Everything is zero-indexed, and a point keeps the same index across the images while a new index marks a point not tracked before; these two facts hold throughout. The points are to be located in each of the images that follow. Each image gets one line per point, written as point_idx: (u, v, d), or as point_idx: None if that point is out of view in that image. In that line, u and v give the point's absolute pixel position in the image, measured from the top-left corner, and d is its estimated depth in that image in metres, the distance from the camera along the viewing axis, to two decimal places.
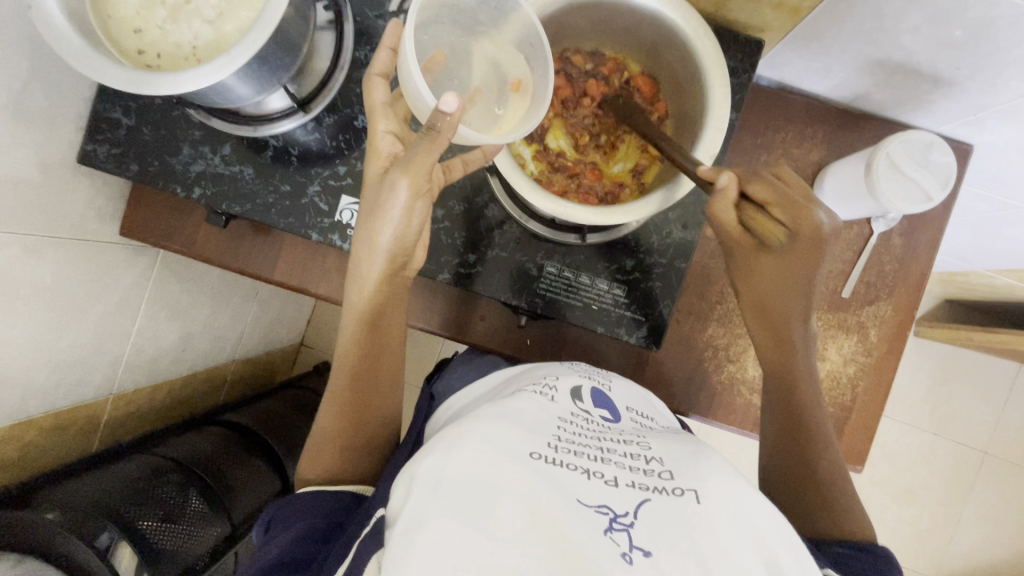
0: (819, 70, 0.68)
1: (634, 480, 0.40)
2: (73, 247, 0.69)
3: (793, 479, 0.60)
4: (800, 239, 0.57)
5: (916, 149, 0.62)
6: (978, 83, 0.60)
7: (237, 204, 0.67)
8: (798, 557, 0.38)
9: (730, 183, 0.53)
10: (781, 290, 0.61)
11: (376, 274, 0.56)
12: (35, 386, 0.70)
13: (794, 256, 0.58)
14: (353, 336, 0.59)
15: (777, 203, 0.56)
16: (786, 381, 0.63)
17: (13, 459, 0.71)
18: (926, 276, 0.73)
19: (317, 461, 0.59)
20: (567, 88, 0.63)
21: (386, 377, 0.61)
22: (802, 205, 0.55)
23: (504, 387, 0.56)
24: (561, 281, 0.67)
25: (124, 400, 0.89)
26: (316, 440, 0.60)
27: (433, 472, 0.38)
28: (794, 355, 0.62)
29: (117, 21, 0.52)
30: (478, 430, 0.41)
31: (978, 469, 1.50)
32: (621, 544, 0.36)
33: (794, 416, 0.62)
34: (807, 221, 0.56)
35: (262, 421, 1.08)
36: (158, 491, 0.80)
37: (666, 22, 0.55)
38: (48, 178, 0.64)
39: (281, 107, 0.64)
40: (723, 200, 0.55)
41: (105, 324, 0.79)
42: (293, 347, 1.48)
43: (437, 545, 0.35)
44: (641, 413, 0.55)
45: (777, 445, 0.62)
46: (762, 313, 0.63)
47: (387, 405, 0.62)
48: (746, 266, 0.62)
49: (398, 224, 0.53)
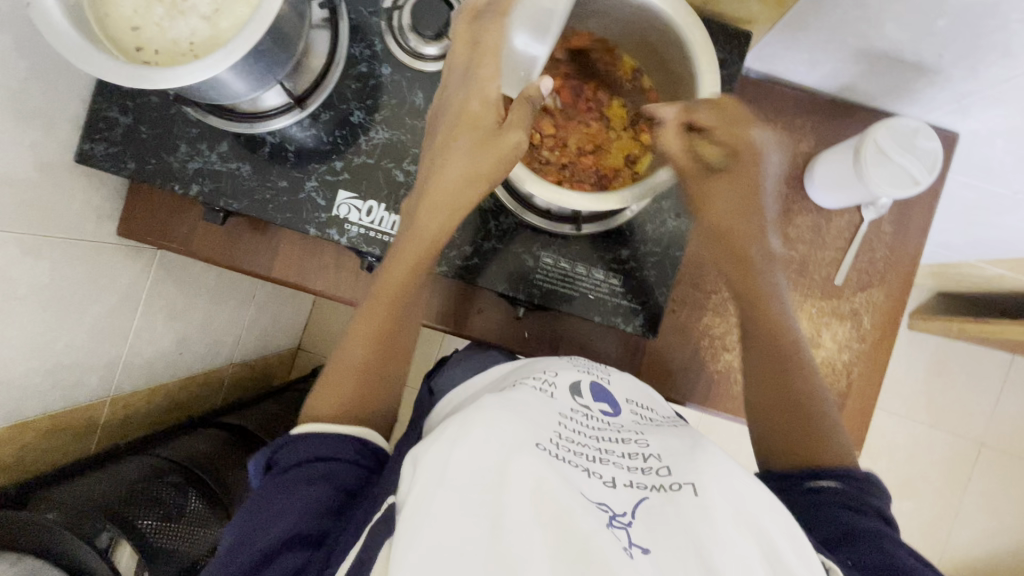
0: (806, 61, 0.69)
1: (632, 480, 0.41)
2: (70, 247, 0.69)
3: (787, 424, 0.58)
4: (741, 158, 0.60)
5: (902, 135, 0.63)
6: (960, 70, 0.61)
7: (235, 201, 0.67)
8: (800, 550, 0.38)
9: (670, 111, 0.57)
10: (737, 210, 0.61)
11: (445, 204, 0.58)
12: (33, 387, 0.70)
13: (739, 173, 0.61)
14: (401, 267, 0.59)
15: (721, 126, 0.58)
16: (756, 307, 0.61)
17: (10, 461, 0.71)
18: (916, 262, 0.73)
19: (338, 391, 0.56)
20: (562, 87, 0.64)
21: (416, 317, 0.62)
22: (738, 124, 0.59)
23: (505, 380, 0.57)
24: (558, 272, 0.67)
25: (121, 403, 0.89)
26: (338, 373, 0.57)
27: (437, 461, 0.39)
28: (762, 275, 0.61)
29: (115, 19, 0.53)
30: (481, 420, 0.41)
31: (975, 461, 1.51)
32: (621, 539, 0.36)
33: (778, 341, 0.60)
34: (747, 143, 0.60)
35: (261, 424, 1.08)
36: (158, 492, 0.80)
37: (659, 14, 0.55)
38: (45, 178, 0.64)
39: (277, 104, 0.65)
40: (669, 132, 0.57)
41: (103, 325, 0.79)
42: (290, 351, 1.48)
43: (442, 531, 0.36)
44: (642, 406, 0.56)
45: (768, 380, 0.60)
46: (722, 237, 0.62)
47: (410, 346, 0.63)
48: (700, 193, 0.61)
49: (470, 164, 0.57)
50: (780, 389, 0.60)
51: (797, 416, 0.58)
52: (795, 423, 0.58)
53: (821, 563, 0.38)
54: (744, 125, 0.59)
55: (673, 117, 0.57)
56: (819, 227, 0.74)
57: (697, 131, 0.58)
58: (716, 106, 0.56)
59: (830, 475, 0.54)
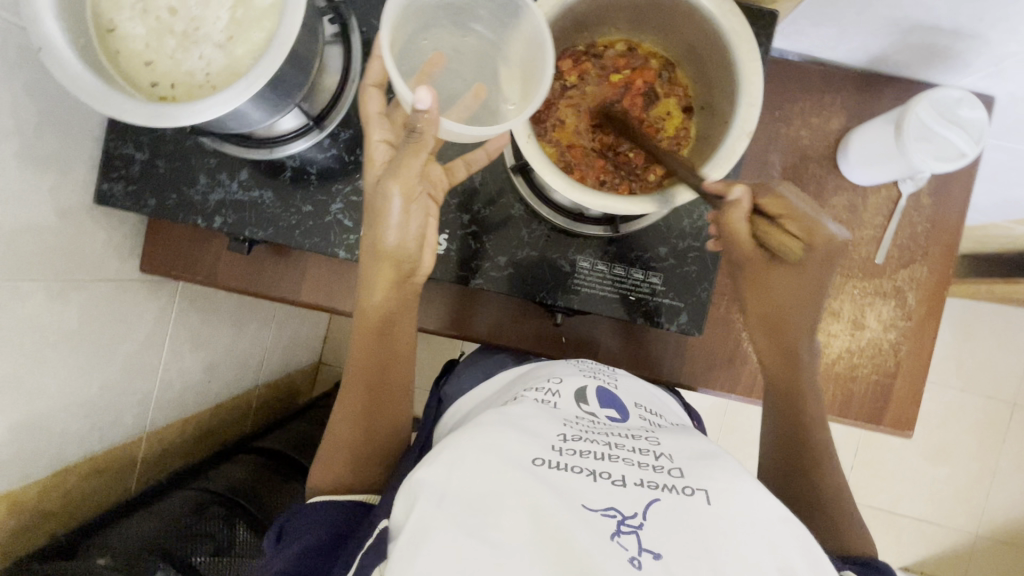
0: (834, 36, 0.67)
1: (643, 478, 0.38)
2: (95, 289, 0.68)
3: (794, 495, 0.59)
4: (814, 253, 0.56)
5: (945, 106, 0.61)
6: (1000, 33, 0.58)
7: (259, 229, 0.66)
8: (812, 560, 0.36)
9: (744, 195, 0.52)
10: (788, 302, 0.61)
11: (382, 282, 0.57)
12: (72, 432, 0.70)
13: (809, 270, 0.59)
14: (359, 344, 0.59)
15: (792, 218, 0.55)
16: (793, 401, 0.63)
17: (58, 507, 0.71)
18: (959, 233, 0.71)
19: (328, 470, 0.58)
20: (599, 93, 0.62)
21: (397, 384, 0.61)
22: (812, 218, 0.54)
23: (509, 390, 0.55)
24: (596, 275, 0.66)
25: (158, 437, 0.88)
26: (327, 450, 0.59)
27: (436, 484, 0.37)
28: (801, 371, 0.63)
29: (127, 55, 0.51)
30: (477, 440, 0.39)
31: (1009, 422, 1.49)
32: (629, 548, 0.35)
33: (798, 433, 0.62)
34: (820, 237, 0.55)
35: (290, 442, 1.09)
36: (206, 524, 0.80)
37: (694, 7, 0.53)
38: (67, 222, 0.63)
39: (294, 127, 0.63)
40: (737, 212, 0.53)
41: (134, 362, 0.78)
42: (313, 366, 1.47)
43: (440, 555, 0.34)
44: (650, 412, 0.54)
45: (786, 454, 0.61)
46: (772, 327, 0.63)
47: (398, 410, 0.61)
48: (756, 279, 0.62)
49: (397, 229, 0.55)
50: (795, 477, 0.60)
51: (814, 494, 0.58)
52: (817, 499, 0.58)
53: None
54: (813, 218, 0.54)
55: (744, 201, 0.53)
56: (856, 205, 0.72)
57: (764, 218, 0.56)
58: (782, 197, 0.54)
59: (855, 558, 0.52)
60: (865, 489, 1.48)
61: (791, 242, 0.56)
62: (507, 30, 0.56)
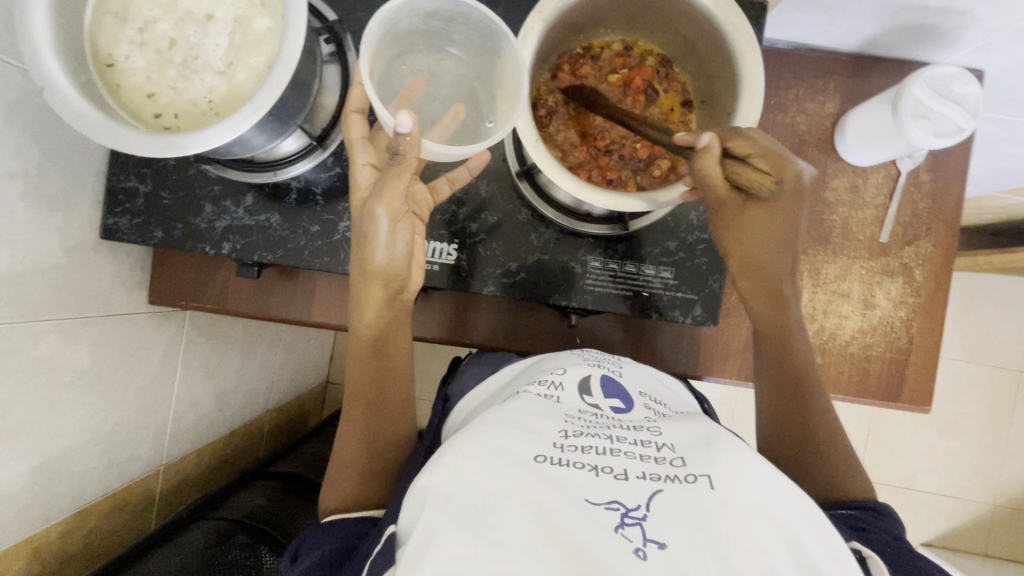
0: (823, 23, 0.67)
1: (646, 471, 0.38)
2: (107, 324, 0.68)
3: (789, 457, 0.59)
4: (784, 188, 0.55)
5: (938, 82, 0.63)
6: (986, 7, 0.59)
7: (269, 252, 0.66)
8: (822, 538, 0.36)
9: (712, 141, 0.51)
10: (768, 245, 0.59)
11: (374, 297, 0.57)
12: (91, 472, 0.69)
13: (779, 205, 0.57)
14: (356, 357, 0.59)
15: (760, 154, 0.53)
16: (780, 344, 0.62)
17: (80, 549, 0.70)
18: (961, 206, 0.72)
19: (338, 487, 0.57)
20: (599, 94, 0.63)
21: (397, 394, 0.60)
22: (779, 154, 0.53)
23: (510, 387, 0.55)
24: (607, 273, 0.66)
25: (173, 470, 0.87)
26: (336, 468, 0.58)
27: (441, 487, 0.37)
28: (785, 311, 0.61)
29: (129, 89, 0.51)
30: (481, 439, 0.39)
31: (1017, 390, 1.50)
32: (633, 540, 0.34)
33: (790, 388, 0.61)
34: (790, 172, 0.54)
35: (309, 466, 1.09)
36: (227, 557, 0.79)
37: (694, 7, 0.54)
38: (75, 260, 0.63)
39: (296, 148, 0.63)
40: (707, 158, 0.52)
41: (147, 396, 0.77)
42: (321, 387, 1.46)
43: (447, 559, 0.33)
44: (655, 399, 0.52)
45: (781, 414, 0.61)
46: (749, 272, 0.61)
47: (402, 421, 0.60)
48: (732, 223, 0.59)
49: (384, 250, 0.55)
50: (791, 435, 0.60)
51: (810, 449, 0.58)
52: (810, 457, 0.58)
53: (858, 565, 0.36)
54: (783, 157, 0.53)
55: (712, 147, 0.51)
56: (857, 186, 0.72)
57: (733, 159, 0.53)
58: (751, 137, 0.52)
59: (846, 505, 0.54)
60: (882, 467, 1.48)
61: (765, 178, 0.53)
62: (487, 47, 0.56)
